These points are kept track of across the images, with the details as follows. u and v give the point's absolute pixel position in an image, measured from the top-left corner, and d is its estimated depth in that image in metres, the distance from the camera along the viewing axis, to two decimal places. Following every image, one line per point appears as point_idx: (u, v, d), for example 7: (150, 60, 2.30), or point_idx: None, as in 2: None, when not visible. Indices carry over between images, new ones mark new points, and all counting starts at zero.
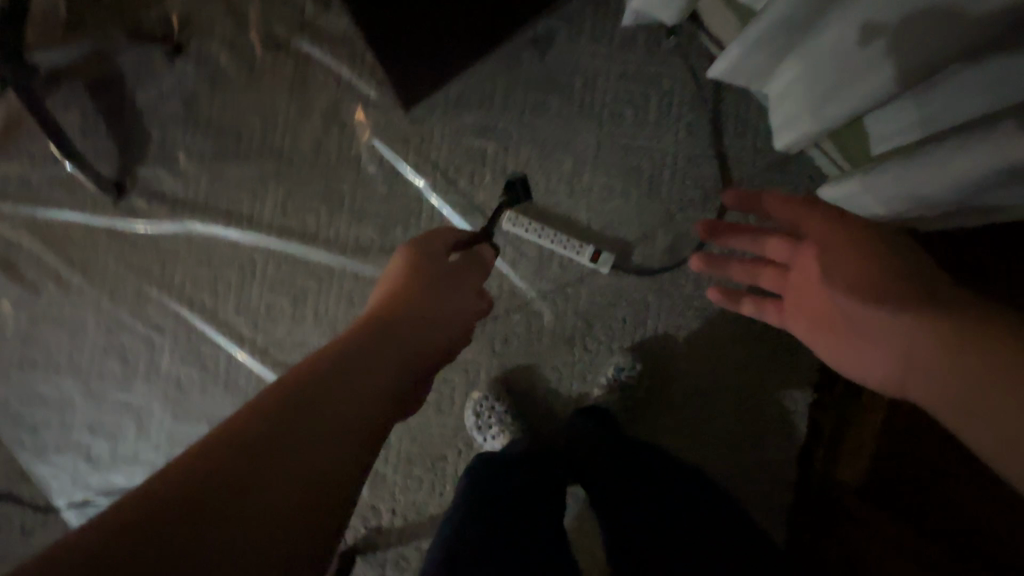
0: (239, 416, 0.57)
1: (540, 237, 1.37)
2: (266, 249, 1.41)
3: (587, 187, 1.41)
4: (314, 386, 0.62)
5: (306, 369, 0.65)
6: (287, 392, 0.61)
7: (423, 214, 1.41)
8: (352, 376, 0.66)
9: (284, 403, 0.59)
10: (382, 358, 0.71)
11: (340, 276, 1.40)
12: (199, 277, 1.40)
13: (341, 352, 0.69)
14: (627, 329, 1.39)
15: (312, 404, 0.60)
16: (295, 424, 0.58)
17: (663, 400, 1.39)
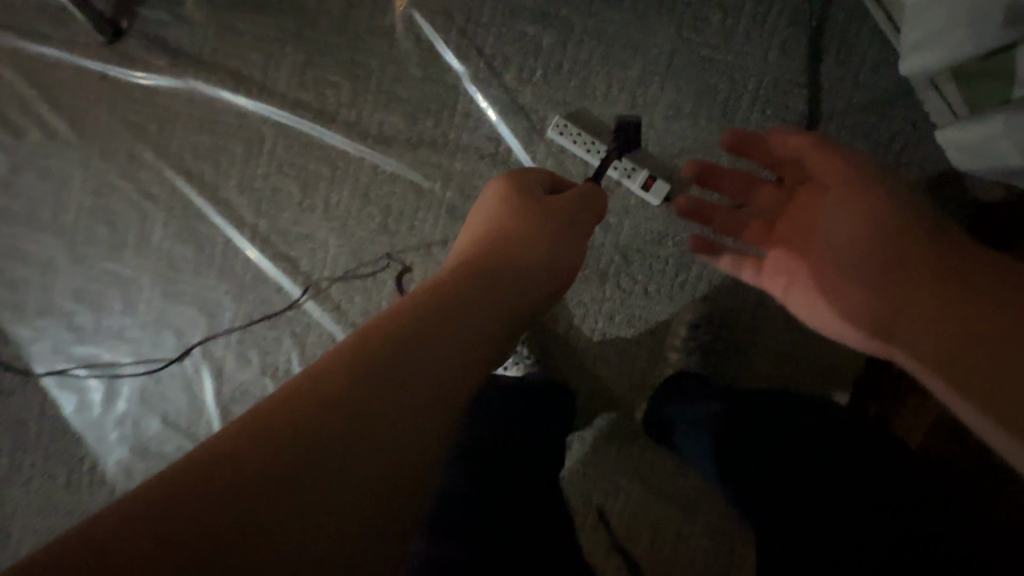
0: (340, 352, 0.60)
1: (588, 153, 1.18)
2: (277, 124, 1.24)
3: (651, 102, 1.21)
4: (415, 333, 0.64)
5: (408, 311, 0.67)
6: (389, 330, 0.64)
7: (458, 107, 1.22)
8: (451, 322, 0.69)
9: (386, 343, 0.62)
10: (475, 310, 0.73)
11: (356, 166, 1.24)
12: (200, 145, 1.25)
13: (443, 292, 0.72)
14: (667, 272, 1.24)
15: (411, 347, 0.63)
16: (394, 364, 0.60)
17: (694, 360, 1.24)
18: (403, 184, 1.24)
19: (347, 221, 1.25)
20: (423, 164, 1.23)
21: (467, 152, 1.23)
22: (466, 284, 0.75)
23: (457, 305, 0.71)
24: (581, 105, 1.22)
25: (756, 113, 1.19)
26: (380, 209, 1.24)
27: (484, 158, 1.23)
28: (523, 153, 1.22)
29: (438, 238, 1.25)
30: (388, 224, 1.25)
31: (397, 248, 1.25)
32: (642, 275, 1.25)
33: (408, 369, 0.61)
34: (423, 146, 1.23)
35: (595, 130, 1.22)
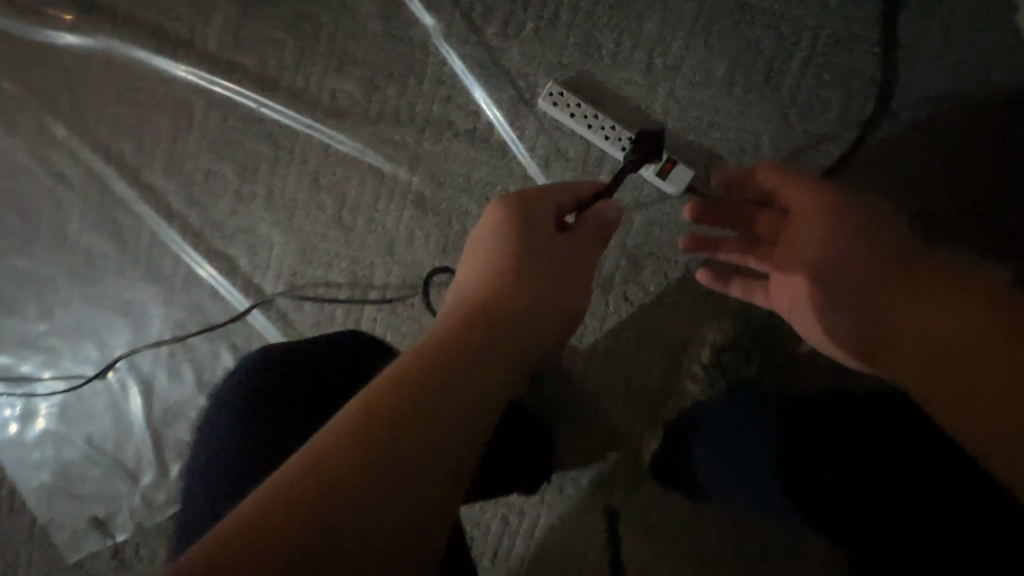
0: (299, 464, 0.43)
1: (588, 129, 0.93)
2: (208, 93, 1.01)
3: (672, 64, 0.95)
4: (401, 429, 0.46)
5: (391, 390, 0.48)
6: (366, 427, 0.45)
7: (427, 72, 0.98)
8: (449, 409, 0.49)
9: (361, 446, 0.44)
10: (483, 379, 0.53)
11: (303, 144, 1.01)
12: (119, 118, 1.03)
13: (437, 354, 0.53)
14: (690, 280, 0.99)
15: (396, 446, 0.45)
16: (375, 478, 0.43)
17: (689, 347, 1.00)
18: (360, 167, 1.01)
19: (293, 212, 1.03)
20: (385, 143, 1.00)
21: (438, 129, 0.99)
22: (473, 345, 0.55)
23: (461, 380, 0.52)
24: (581, 69, 0.96)
25: (809, 77, 0.92)
26: (333, 198, 1.02)
27: (458, 136, 0.99)
28: (508, 130, 0.98)
29: (402, 235, 1.02)
30: (343, 217, 1.03)
31: (353, 245, 1.03)
32: (657, 282, 0.99)
33: (387, 482, 0.43)
34: (384, 121, 1.00)
35: (598, 101, 0.96)
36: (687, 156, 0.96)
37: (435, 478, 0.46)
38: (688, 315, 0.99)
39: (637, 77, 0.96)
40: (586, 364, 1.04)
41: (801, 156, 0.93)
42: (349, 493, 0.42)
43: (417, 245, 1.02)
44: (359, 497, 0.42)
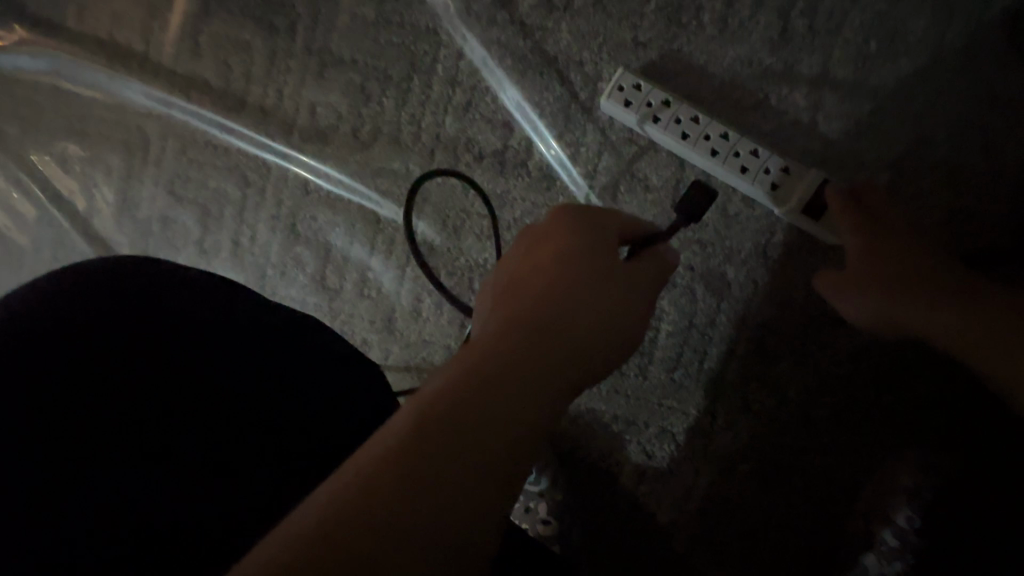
0: (327, 495, 0.26)
1: (683, 139, 0.59)
2: (165, 118, 0.78)
3: (822, 31, 0.58)
4: (478, 419, 0.30)
5: (460, 371, 0.32)
6: (424, 429, 0.29)
7: (437, 70, 0.68)
8: (543, 378, 0.34)
9: (424, 454, 0.28)
10: (581, 340, 0.37)
11: (278, 178, 0.75)
12: (67, 153, 0.82)
13: (519, 317, 0.36)
14: (864, 402, 0.59)
15: (472, 447, 0.29)
16: (445, 493, 0.27)
17: (838, 477, 0.60)
18: (348, 209, 0.72)
19: (265, 271, 0.76)
20: (381, 174, 0.71)
21: (452, 151, 0.68)
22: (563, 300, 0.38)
23: (554, 341, 0.36)
24: (667, 48, 0.62)
25: None
26: (313, 252, 0.74)
27: (481, 160, 0.67)
28: (554, 148, 0.65)
29: (404, 302, 0.71)
30: (327, 277, 0.74)
31: (339, 316, 0.74)
32: (803, 396, 0.61)
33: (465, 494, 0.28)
34: (379, 143, 0.71)
35: (698, 94, 0.61)
36: (850, 179, 0.58)
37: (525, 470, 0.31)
38: (862, 462, 0.59)
39: (762, 54, 0.59)
40: (682, 528, 0.64)
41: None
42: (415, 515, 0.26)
43: (425, 318, 0.71)
44: (427, 522, 0.27)
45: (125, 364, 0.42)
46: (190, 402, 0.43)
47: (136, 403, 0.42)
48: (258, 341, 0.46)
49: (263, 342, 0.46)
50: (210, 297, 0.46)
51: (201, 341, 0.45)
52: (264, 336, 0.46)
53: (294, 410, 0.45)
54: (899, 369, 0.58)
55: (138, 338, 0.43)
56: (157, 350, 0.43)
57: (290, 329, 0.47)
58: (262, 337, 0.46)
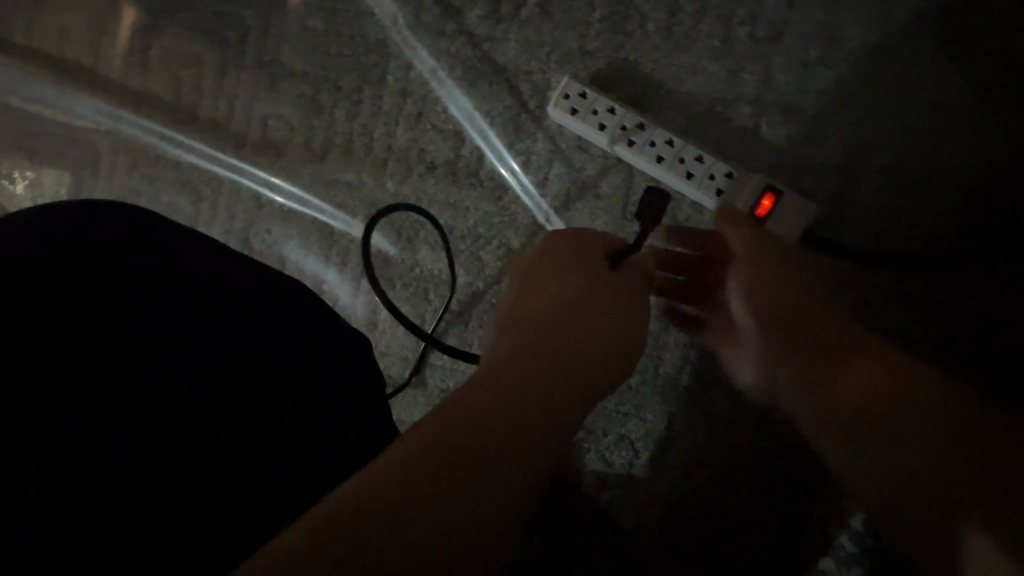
0: (329, 508, 0.25)
1: (628, 146, 0.59)
2: (116, 132, 0.77)
3: (764, 38, 0.59)
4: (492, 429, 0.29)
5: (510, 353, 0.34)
6: (439, 438, 0.28)
7: (388, 81, 0.68)
8: (557, 392, 0.33)
9: (436, 463, 0.26)
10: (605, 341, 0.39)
11: (230, 191, 0.74)
12: (15, 171, 0.80)
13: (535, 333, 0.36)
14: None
15: (486, 456, 0.28)
16: (457, 502, 0.26)
17: (794, 474, 0.60)
18: (302, 221, 0.72)
19: None
20: (335, 186, 0.70)
21: (405, 161, 0.68)
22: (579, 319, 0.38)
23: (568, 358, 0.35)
24: (614, 57, 0.62)
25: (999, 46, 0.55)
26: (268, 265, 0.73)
27: (434, 170, 0.67)
28: (505, 156, 0.65)
29: (360, 315, 0.71)
30: None
31: None
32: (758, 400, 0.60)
33: (477, 504, 0.26)
34: (332, 156, 0.70)
35: (645, 102, 0.61)
36: (797, 183, 0.58)
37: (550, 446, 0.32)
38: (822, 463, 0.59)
39: (707, 61, 0.60)
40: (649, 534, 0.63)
41: (1005, 178, 0.54)
42: (421, 526, 0.25)
43: (382, 330, 0.70)
44: (435, 533, 0.25)
45: (65, 339, 0.40)
46: (129, 379, 0.40)
47: (73, 378, 0.39)
48: (205, 320, 0.44)
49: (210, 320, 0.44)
50: (159, 268, 0.44)
51: (148, 316, 0.43)
52: (211, 314, 0.44)
53: (245, 391, 0.42)
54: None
55: (77, 315, 0.41)
56: (99, 326, 0.41)
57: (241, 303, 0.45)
58: (210, 316, 0.44)
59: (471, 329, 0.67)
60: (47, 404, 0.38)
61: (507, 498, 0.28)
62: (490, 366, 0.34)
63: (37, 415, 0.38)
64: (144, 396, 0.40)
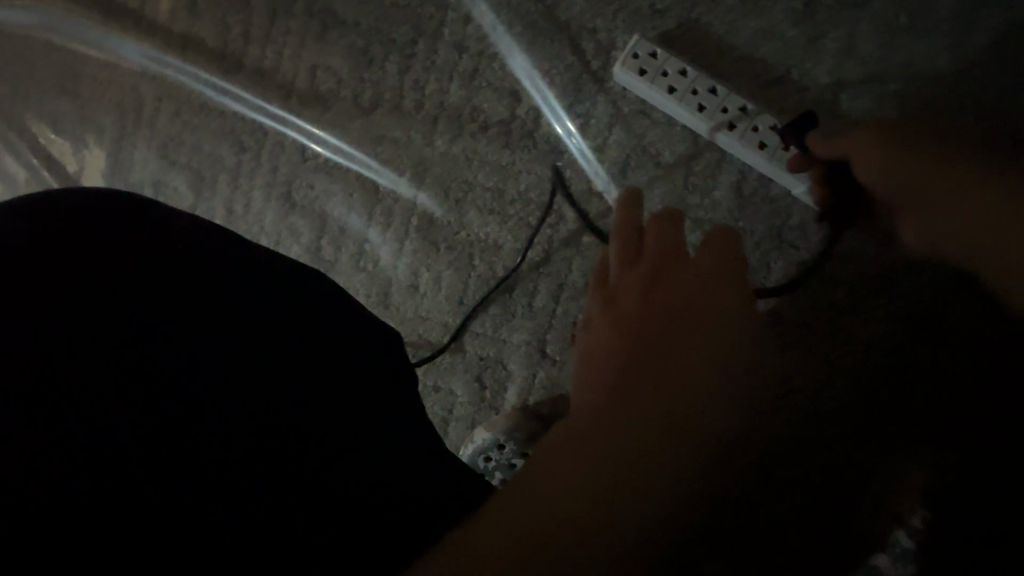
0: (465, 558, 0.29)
1: (698, 112, 0.57)
2: (160, 77, 0.75)
3: (850, 3, 0.55)
4: (589, 493, 0.29)
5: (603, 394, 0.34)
6: (552, 498, 0.30)
7: (444, 34, 0.65)
8: (666, 427, 0.32)
9: (543, 531, 0.29)
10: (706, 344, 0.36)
11: (273, 143, 0.72)
12: (59, 112, 0.80)
13: (632, 362, 0.36)
14: (882, 394, 0.56)
15: (586, 510, 0.29)
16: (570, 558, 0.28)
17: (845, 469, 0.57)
18: (346, 177, 0.70)
19: (258, 240, 0.74)
20: (381, 142, 0.68)
21: (457, 120, 0.65)
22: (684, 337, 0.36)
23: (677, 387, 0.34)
24: (686, 17, 0.59)
25: None
26: (309, 221, 0.71)
27: (487, 130, 0.64)
28: (563, 118, 0.62)
29: (401, 276, 0.69)
30: (321, 248, 0.71)
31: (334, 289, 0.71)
32: (813, 388, 0.58)
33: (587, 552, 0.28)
34: (380, 111, 0.68)
35: (716, 66, 0.58)
36: None
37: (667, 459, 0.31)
38: (879, 460, 0.56)
39: (785, 26, 0.57)
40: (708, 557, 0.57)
41: None
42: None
43: (422, 293, 0.68)
44: None
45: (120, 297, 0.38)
46: (184, 344, 0.38)
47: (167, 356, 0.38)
48: (262, 288, 0.42)
49: (268, 289, 0.42)
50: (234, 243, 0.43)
51: (207, 280, 0.41)
52: (269, 282, 0.43)
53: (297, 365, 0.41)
54: (910, 365, 0.56)
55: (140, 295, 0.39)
56: (157, 287, 0.39)
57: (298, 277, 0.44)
58: (268, 286, 0.43)
59: (515, 297, 0.65)
60: (100, 363, 0.36)
61: (612, 543, 0.29)
62: (589, 404, 0.34)
63: (109, 397, 0.35)
64: (200, 364, 0.38)
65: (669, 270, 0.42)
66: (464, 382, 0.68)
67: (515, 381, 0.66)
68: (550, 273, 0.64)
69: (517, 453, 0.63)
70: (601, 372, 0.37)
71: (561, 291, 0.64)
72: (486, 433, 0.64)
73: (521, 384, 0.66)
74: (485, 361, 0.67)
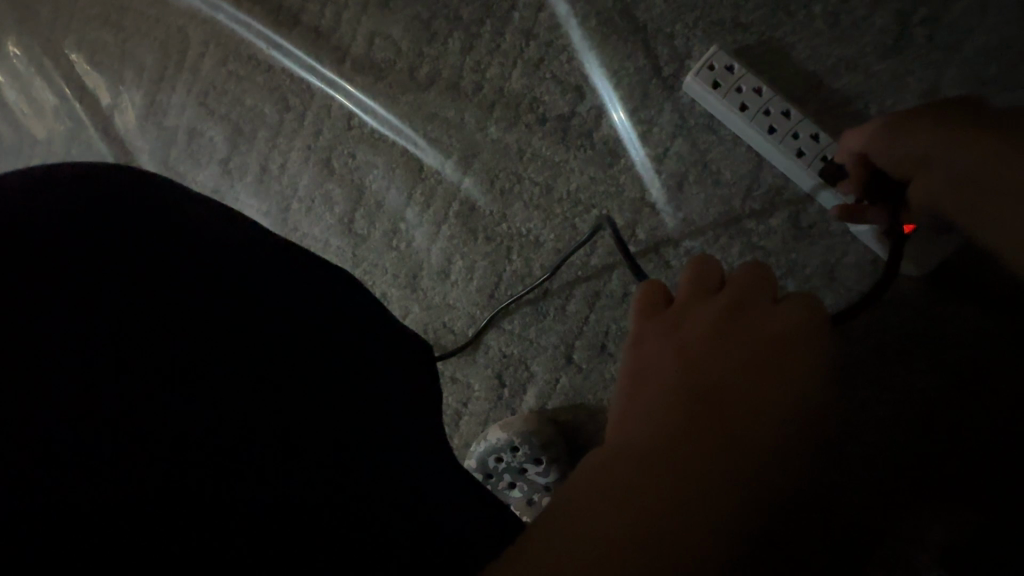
0: None
1: (768, 134, 0.55)
2: (211, 23, 0.73)
3: (943, 43, 0.53)
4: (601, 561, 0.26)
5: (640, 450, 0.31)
6: (604, 521, 0.28)
7: (514, 19, 0.63)
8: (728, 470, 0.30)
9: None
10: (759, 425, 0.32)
11: (320, 106, 0.70)
12: (102, 45, 0.77)
13: (698, 397, 0.33)
14: (915, 447, 0.55)
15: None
16: None
17: (867, 519, 0.55)
18: (391, 151, 0.68)
19: (290, 203, 0.71)
20: (431, 121, 0.66)
21: (514, 108, 0.63)
22: (756, 378, 0.34)
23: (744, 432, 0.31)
24: (768, 36, 0.57)
25: None
26: (345, 191, 0.69)
27: (544, 123, 0.62)
28: (625, 122, 0.61)
29: (433, 261, 0.67)
30: (355, 220, 0.69)
31: (361, 265, 0.69)
32: (844, 433, 0.57)
33: None
34: (435, 88, 0.66)
35: (792, 90, 0.56)
36: None
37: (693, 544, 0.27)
38: (903, 512, 0.54)
39: (871, 59, 0.55)
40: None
41: None
42: None
43: (452, 282, 0.66)
44: None
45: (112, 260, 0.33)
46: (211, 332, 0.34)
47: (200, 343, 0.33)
48: (281, 268, 0.38)
49: (288, 271, 0.38)
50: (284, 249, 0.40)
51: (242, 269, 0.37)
52: (292, 264, 0.39)
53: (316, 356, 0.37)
54: (945, 422, 0.54)
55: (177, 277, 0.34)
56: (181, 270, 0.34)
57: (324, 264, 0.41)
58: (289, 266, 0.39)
59: (549, 298, 0.63)
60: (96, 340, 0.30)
61: None
62: (645, 430, 0.32)
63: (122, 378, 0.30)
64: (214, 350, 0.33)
65: (737, 326, 0.37)
66: (483, 378, 0.66)
67: (536, 383, 0.64)
68: (588, 279, 0.62)
69: (530, 458, 0.61)
70: (654, 407, 0.34)
71: (598, 298, 0.62)
72: (501, 433, 0.62)
73: (542, 388, 0.64)
74: (509, 358, 0.65)
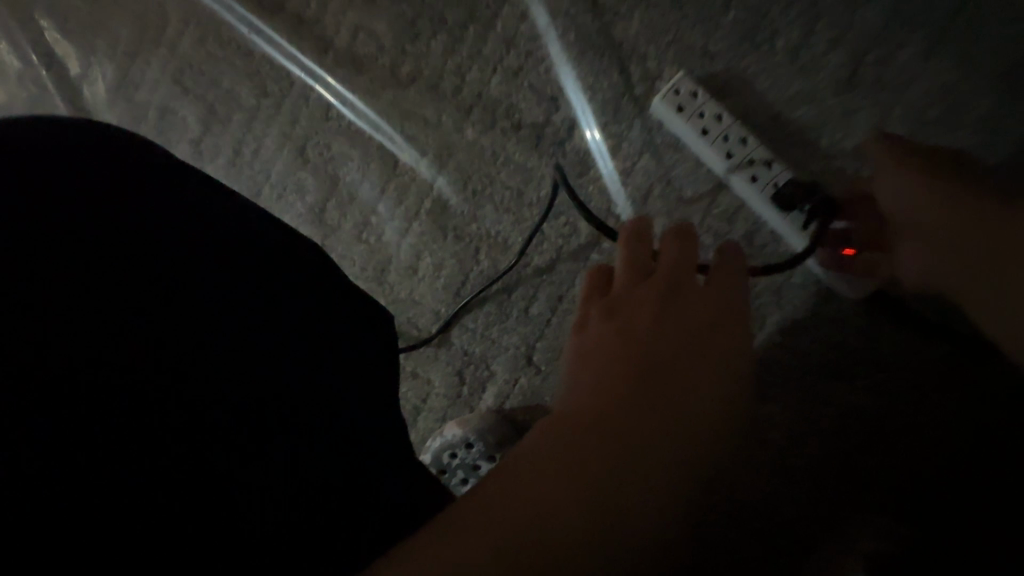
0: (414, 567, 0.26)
1: (726, 159, 0.58)
2: (191, 1, 0.72)
3: (893, 85, 0.57)
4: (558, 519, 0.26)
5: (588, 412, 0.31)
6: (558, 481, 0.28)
7: (497, 25, 0.65)
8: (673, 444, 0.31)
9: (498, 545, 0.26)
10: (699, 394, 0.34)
11: (299, 93, 0.70)
12: (73, 13, 0.75)
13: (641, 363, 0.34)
14: (829, 459, 0.58)
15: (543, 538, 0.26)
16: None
17: (780, 520, 0.59)
18: (367, 145, 0.68)
19: (261, 188, 0.71)
20: (409, 118, 0.67)
21: (491, 113, 0.65)
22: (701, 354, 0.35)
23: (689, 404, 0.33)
24: (733, 65, 0.60)
25: None
26: (318, 181, 0.69)
27: (519, 129, 0.64)
28: (596, 135, 0.63)
29: (401, 256, 0.67)
30: (326, 210, 0.69)
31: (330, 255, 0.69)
32: (775, 439, 0.60)
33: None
34: (415, 87, 0.67)
35: (750, 120, 0.60)
36: None
37: (643, 505, 0.28)
38: (820, 516, 0.58)
39: (826, 95, 0.58)
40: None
41: None
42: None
43: (419, 278, 0.67)
44: None
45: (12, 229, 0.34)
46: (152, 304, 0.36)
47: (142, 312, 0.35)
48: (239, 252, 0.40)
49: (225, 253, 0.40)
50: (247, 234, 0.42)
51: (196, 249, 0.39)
52: (235, 248, 0.40)
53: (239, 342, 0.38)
54: (864, 434, 0.58)
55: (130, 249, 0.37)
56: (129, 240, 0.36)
57: (273, 246, 0.42)
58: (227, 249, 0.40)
59: (513, 299, 0.65)
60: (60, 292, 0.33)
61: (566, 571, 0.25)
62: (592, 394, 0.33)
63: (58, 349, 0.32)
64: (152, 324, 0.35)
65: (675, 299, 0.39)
66: (444, 374, 0.67)
67: (495, 383, 0.65)
68: (552, 283, 0.63)
69: (484, 455, 0.62)
70: (601, 371, 0.34)
71: (559, 303, 0.63)
72: (458, 429, 0.63)
73: (500, 387, 0.65)
74: (470, 356, 0.66)
